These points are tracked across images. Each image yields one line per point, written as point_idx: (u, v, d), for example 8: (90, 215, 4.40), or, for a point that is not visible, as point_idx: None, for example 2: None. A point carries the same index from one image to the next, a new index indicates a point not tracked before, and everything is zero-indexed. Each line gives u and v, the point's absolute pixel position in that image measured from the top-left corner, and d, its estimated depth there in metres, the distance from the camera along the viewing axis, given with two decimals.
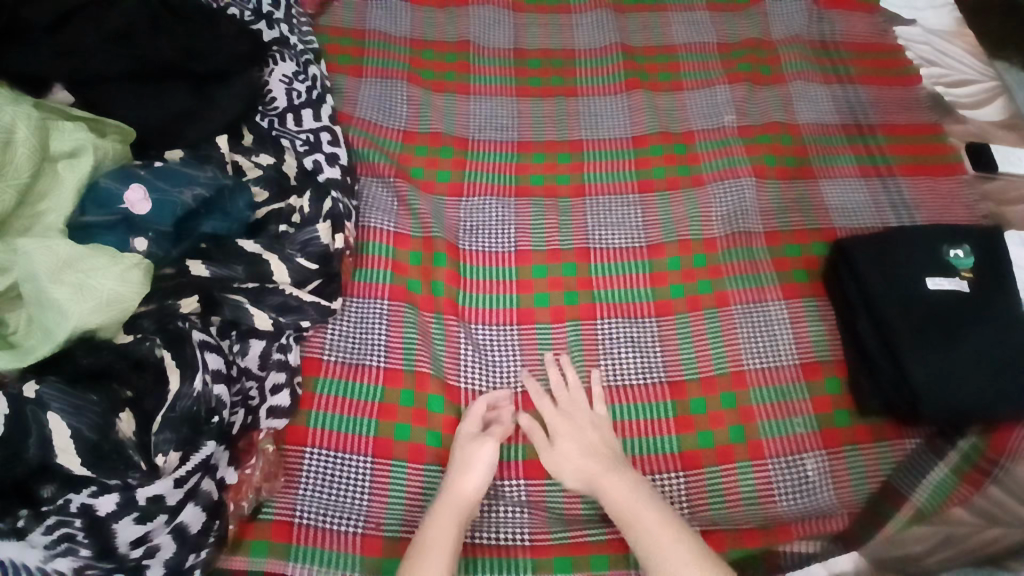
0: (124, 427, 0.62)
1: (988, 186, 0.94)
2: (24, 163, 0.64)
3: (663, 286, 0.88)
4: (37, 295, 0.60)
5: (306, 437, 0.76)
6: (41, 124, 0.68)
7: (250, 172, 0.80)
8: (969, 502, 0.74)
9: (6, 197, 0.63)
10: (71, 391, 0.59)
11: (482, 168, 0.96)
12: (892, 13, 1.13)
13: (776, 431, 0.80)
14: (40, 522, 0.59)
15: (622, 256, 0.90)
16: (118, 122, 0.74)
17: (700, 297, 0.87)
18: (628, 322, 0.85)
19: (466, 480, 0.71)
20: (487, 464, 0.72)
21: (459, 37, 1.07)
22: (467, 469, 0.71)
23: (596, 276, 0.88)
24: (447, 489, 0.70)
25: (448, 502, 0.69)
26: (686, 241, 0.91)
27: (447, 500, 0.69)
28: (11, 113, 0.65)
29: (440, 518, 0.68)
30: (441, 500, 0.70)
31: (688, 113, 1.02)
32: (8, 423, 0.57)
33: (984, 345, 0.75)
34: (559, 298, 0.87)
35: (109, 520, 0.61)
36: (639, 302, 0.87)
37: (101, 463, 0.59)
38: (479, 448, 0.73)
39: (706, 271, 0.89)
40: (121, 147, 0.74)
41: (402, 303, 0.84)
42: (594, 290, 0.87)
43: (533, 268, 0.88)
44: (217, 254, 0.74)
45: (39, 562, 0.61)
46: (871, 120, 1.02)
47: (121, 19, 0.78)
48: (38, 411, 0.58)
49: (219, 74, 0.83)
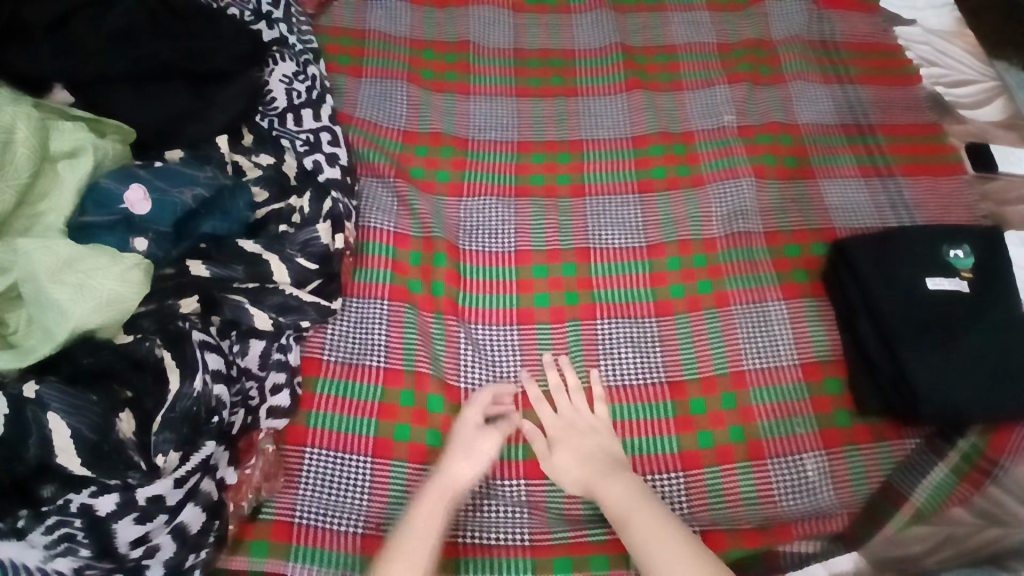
0: (125, 427, 0.62)
1: (988, 186, 0.95)
2: (24, 163, 0.65)
3: (663, 286, 0.88)
4: (37, 295, 0.60)
5: (306, 437, 0.76)
6: (41, 124, 0.68)
7: (251, 172, 0.81)
8: (969, 502, 0.74)
9: (6, 197, 0.63)
10: (70, 391, 0.59)
11: (482, 168, 0.96)
12: (892, 13, 1.13)
13: (776, 431, 0.80)
14: (40, 522, 0.59)
15: (622, 256, 0.90)
16: (118, 122, 0.75)
17: (700, 297, 0.87)
18: (628, 322, 0.85)
19: (455, 464, 0.72)
20: (487, 457, 0.74)
21: (459, 37, 1.07)
22: (463, 454, 0.73)
23: (596, 276, 0.88)
24: (442, 470, 0.72)
25: (441, 484, 0.71)
26: (686, 241, 0.91)
27: (438, 485, 0.71)
28: (11, 113, 0.65)
29: (433, 500, 0.70)
30: (432, 483, 0.71)
31: (688, 113, 1.02)
32: (8, 423, 0.57)
33: (984, 346, 0.75)
34: (559, 298, 0.87)
35: (109, 520, 0.60)
36: (639, 302, 0.87)
37: (100, 463, 0.59)
38: (482, 440, 0.75)
39: (706, 271, 0.89)
40: (121, 148, 0.74)
41: (402, 303, 0.84)
42: (594, 291, 0.87)
43: (533, 268, 0.89)
44: (217, 254, 0.75)
45: (39, 562, 0.61)
46: (871, 120, 1.02)
47: (121, 19, 0.78)
48: (38, 411, 0.58)
49: (219, 74, 0.83)
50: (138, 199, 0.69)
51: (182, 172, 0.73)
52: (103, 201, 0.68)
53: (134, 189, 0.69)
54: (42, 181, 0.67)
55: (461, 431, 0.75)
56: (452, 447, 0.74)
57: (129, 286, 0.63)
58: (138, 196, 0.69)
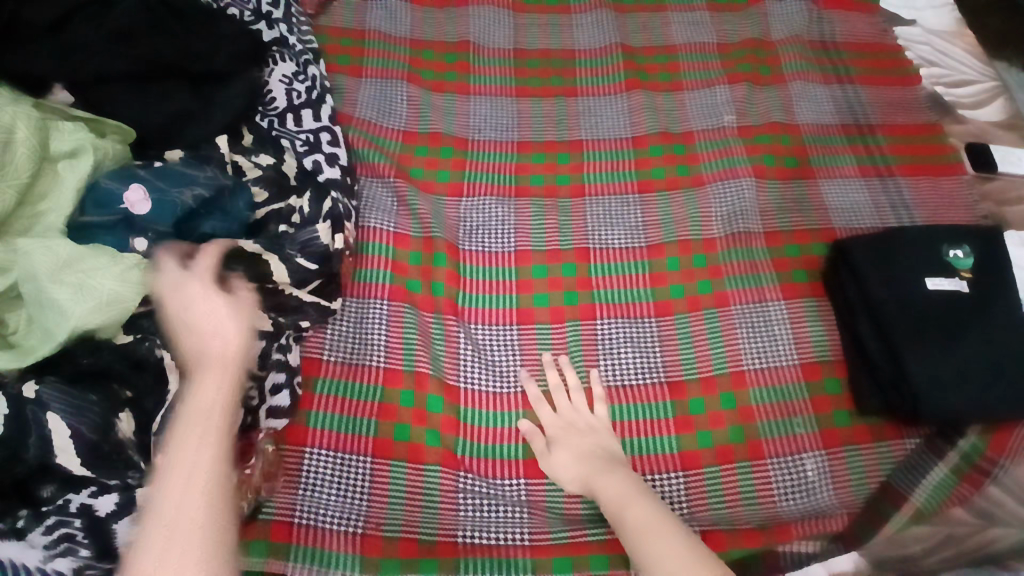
0: (125, 428, 0.62)
1: (987, 186, 0.95)
2: (25, 163, 0.65)
3: (663, 286, 0.88)
4: (37, 294, 0.60)
5: (306, 437, 0.76)
6: (40, 124, 0.68)
7: (251, 172, 0.81)
8: (969, 501, 0.74)
9: (6, 197, 0.63)
10: (71, 392, 0.59)
11: (482, 168, 0.96)
12: (892, 14, 1.13)
13: (775, 431, 0.80)
14: (40, 522, 0.60)
15: (622, 256, 0.90)
16: (118, 122, 0.75)
17: (700, 297, 0.87)
18: (628, 322, 0.85)
19: (209, 335, 0.63)
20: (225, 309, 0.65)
21: (459, 37, 1.07)
22: (199, 324, 0.63)
23: (596, 276, 0.88)
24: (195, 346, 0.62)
25: (204, 361, 0.61)
26: (686, 241, 0.91)
27: (203, 358, 0.62)
28: (11, 113, 0.65)
29: (203, 379, 0.60)
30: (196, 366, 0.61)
31: (688, 113, 1.02)
32: (8, 423, 0.57)
33: (984, 345, 0.75)
34: (559, 298, 0.87)
35: (109, 520, 0.61)
36: (639, 302, 0.87)
37: (101, 463, 0.60)
38: (210, 298, 0.65)
39: (706, 271, 0.89)
40: (120, 148, 0.74)
41: (402, 303, 0.84)
42: (594, 291, 0.87)
43: (533, 268, 0.89)
44: (216, 252, 0.72)
45: (39, 562, 0.60)
46: (871, 120, 1.02)
47: (121, 19, 0.78)
48: (38, 412, 0.58)
49: (219, 74, 0.83)
50: (139, 199, 0.69)
51: (182, 172, 0.73)
52: (103, 200, 0.68)
53: (134, 189, 0.69)
54: (42, 180, 0.67)
55: (184, 293, 0.65)
56: (182, 319, 0.64)
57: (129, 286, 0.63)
58: (138, 196, 0.69)
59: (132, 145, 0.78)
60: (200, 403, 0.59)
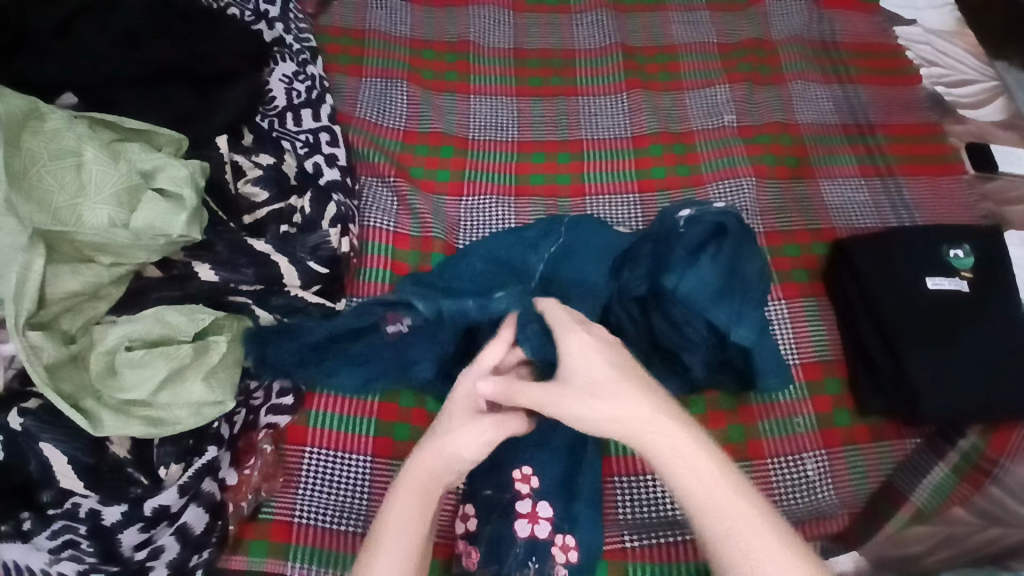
0: (116, 449, 0.68)
1: (988, 186, 0.95)
2: (123, 176, 0.72)
3: (650, 192, 0.94)
4: (110, 338, 0.68)
5: (306, 436, 0.77)
6: (111, 148, 0.74)
7: (250, 172, 0.84)
8: (969, 502, 0.75)
9: (102, 207, 0.70)
10: (58, 421, 0.65)
11: (481, 167, 0.95)
12: (892, 14, 1.12)
13: (775, 431, 0.79)
14: (46, 526, 0.65)
15: (612, 166, 0.96)
16: (170, 132, 0.78)
17: (678, 179, 0.95)
18: (614, 199, 0.94)
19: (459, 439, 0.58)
20: None
21: (459, 36, 1.07)
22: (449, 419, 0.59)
23: (589, 183, 0.95)
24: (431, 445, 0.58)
25: (432, 466, 0.57)
26: (675, 176, 0.95)
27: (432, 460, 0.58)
28: (73, 138, 0.72)
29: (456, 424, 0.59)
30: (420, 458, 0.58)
31: (688, 113, 1.01)
32: (8, 447, 0.65)
33: (984, 347, 0.75)
34: (553, 179, 0.95)
35: (115, 529, 0.66)
36: (623, 181, 0.95)
37: (102, 483, 0.66)
38: None
39: (689, 180, 0.95)
40: (173, 139, 0.79)
41: (798, 299, 0.87)
42: (585, 196, 0.94)
43: (532, 201, 0.93)
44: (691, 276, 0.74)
45: (44, 564, 0.67)
46: (871, 120, 1.01)
47: (127, 23, 0.83)
48: (29, 440, 0.64)
49: (222, 75, 0.86)
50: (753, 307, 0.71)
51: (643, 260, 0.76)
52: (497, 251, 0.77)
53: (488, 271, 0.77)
54: (137, 196, 0.72)
55: None
56: None
57: (230, 355, 0.72)
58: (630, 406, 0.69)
59: (206, 189, 0.80)
60: (400, 509, 0.56)
